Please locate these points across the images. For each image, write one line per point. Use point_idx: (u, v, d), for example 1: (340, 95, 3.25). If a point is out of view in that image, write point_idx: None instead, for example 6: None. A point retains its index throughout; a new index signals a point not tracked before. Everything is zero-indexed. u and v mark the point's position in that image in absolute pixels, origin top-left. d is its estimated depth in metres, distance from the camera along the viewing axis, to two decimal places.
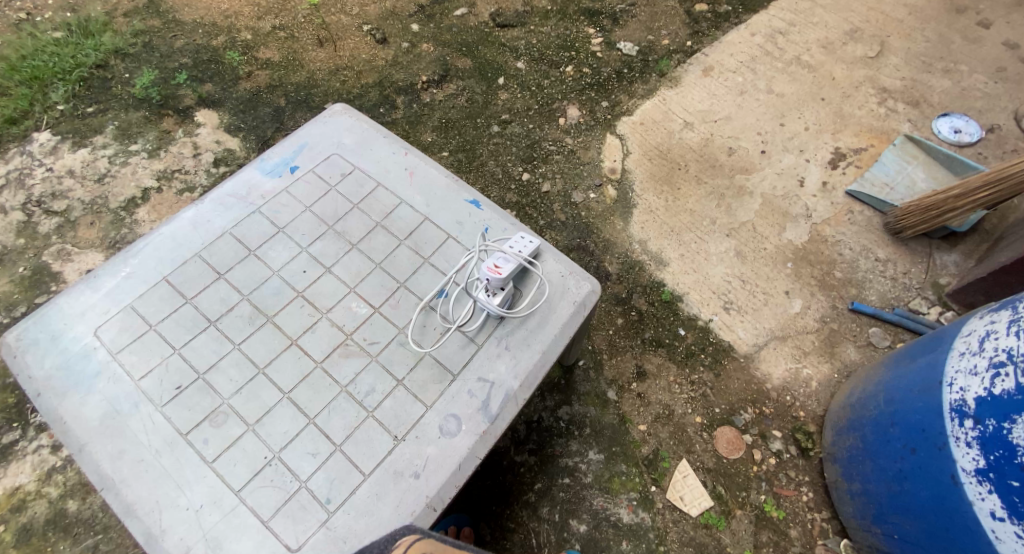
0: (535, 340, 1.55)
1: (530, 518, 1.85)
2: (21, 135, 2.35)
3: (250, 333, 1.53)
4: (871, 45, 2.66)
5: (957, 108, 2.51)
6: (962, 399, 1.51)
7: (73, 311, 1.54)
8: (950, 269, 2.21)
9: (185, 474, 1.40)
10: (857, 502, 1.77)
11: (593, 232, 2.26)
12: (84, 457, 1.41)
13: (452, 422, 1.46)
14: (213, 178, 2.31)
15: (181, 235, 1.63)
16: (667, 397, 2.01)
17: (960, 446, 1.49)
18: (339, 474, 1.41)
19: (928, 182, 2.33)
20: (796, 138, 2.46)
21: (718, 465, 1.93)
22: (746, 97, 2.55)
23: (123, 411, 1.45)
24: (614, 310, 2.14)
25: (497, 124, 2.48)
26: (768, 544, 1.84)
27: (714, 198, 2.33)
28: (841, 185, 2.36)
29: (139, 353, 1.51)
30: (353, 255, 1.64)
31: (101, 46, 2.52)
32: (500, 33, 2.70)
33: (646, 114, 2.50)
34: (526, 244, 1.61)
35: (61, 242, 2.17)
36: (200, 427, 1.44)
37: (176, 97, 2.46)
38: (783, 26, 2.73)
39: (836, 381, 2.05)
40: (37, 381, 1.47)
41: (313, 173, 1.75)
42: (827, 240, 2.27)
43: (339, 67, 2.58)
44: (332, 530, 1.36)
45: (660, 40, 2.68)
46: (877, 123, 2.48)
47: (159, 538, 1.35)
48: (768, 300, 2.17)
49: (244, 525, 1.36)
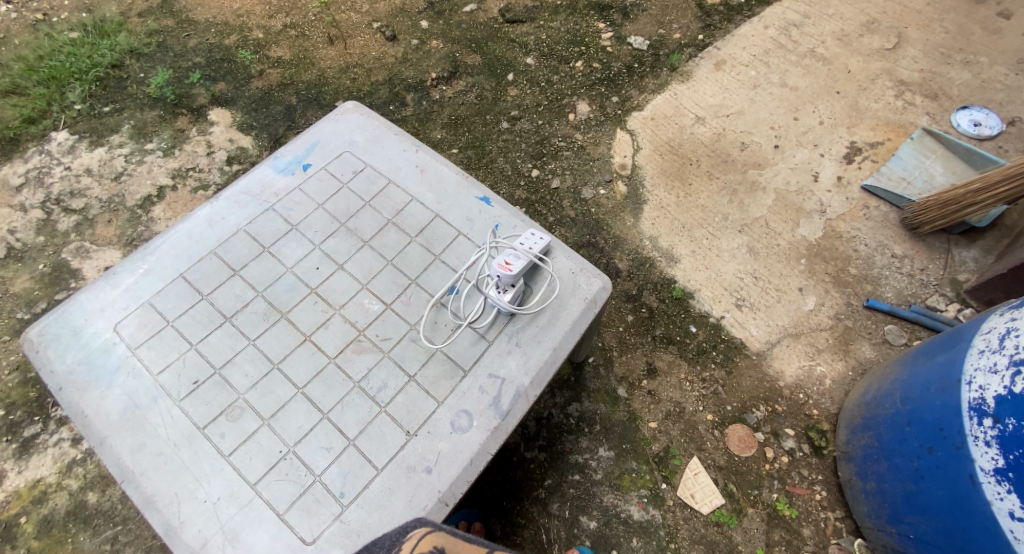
0: (546, 337, 1.55)
1: (541, 514, 1.86)
2: (39, 135, 2.39)
3: (265, 329, 1.55)
4: (888, 36, 2.61)
5: (977, 100, 2.45)
6: (982, 398, 1.48)
7: (93, 307, 1.56)
8: (969, 265, 2.17)
9: (202, 467, 1.42)
10: (872, 502, 1.75)
11: (603, 229, 2.25)
12: (104, 450, 1.44)
13: (463, 418, 1.46)
14: (226, 176, 2.33)
15: (197, 232, 1.66)
16: (677, 394, 2.00)
17: (979, 445, 1.46)
18: (353, 469, 1.42)
19: (947, 177, 2.28)
20: (811, 132, 2.42)
21: (730, 463, 1.91)
22: (759, 91, 2.51)
23: (142, 406, 1.47)
24: (624, 307, 2.13)
25: (506, 120, 2.47)
26: (781, 543, 1.82)
27: (726, 194, 2.31)
28: (856, 180, 2.32)
29: (156, 348, 1.53)
30: (365, 252, 1.65)
31: (116, 46, 2.56)
32: (510, 29, 2.69)
33: (657, 109, 2.48)
34: (537, 240, 1.61)
35: (81, 239, 2.21)
36: (216, 421, 1.46)
37: (190, 96, 2.49)
38: (798, 18, 2.69)
39: (850, 379, 2.02)
40: (59, 376, 1.50)
41: (325, 171, 1.76)
42: (842, 236, 2.23)
43: (349, 65, 2.59)
44: (346, 524, 1.37)
45: (671, 33, 2.65)
46: (894, 116, 2.44)
47: (177, 530, 1.37)
48: (781, 297, 2.14)
49: (260, 519, 1.38)
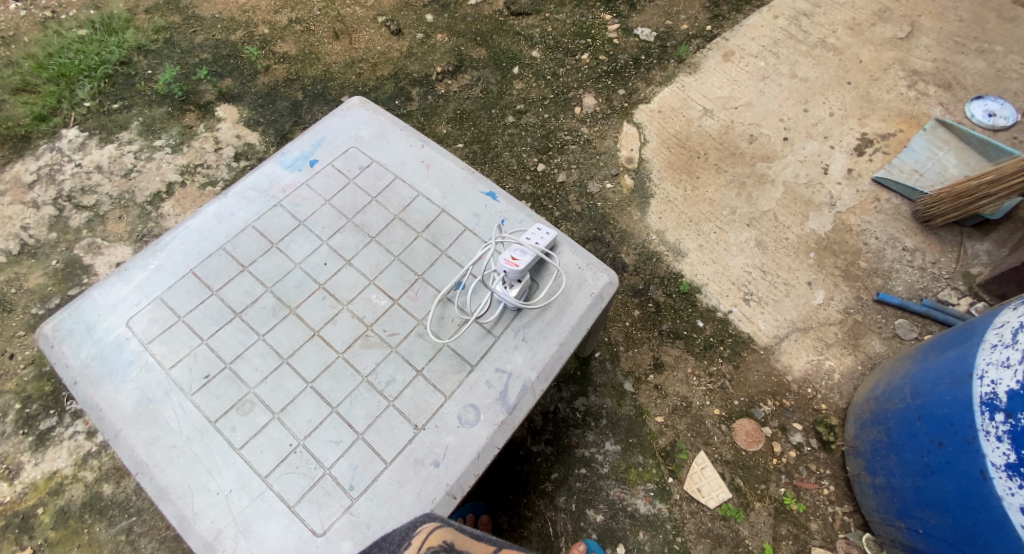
0: (552, 332, 1.55)
1: (547, 507, 1.86)
2: (51, 133, 2.41)
3: (274, 324, 1.56)
4: (901, 26, 2.56)
5: (992, 90, 2.41)
6: (994, 393, 1.46)
7: (107, 302, 1.58)
8: (982, 258, 2.14)
9: (215, 460, 1.44)
10: (880, 496, 1.74)
11: (610, 223, 2.24)
12: (119, 442, 1.46)
13: (471, 412, 1.47)
14: (235, 172, 2.34)
15: (206, 228, 1.67)
16: (684, 389, 2.00)
17: (990, 440, 1.44)
18: (362, 462, 1.43)
19: (960, 168, 2.25)
20: (821, 124, 2.39)
21: (737, 457, 1.91)
22: (768, 83, 2.48)
23: (155, 399, 1.49)
24: (631, 301, 2.12)
25: (512, 114, 2.46)
26: (788, 537, 1.82)
27: (734, 187, 2.29)
28: (867, 172, 2.29)
29: (168, 343, 1.55)
30: (372, 248, 1.65)
31: (124, 43, 2.58)
32: (516, 21, 2.67)
33: (664, 102, 2.45)
34: (543, 235, 1.59)
35: (92, 236, 2.24)
36: (228, 415, 1.48)
37: (198, 92, 2.50)
38: (808, 8, 2.64)
39: (859, 374, 2.00)
40: (74, 370, 1.52)
41: (332, 167, 1.76)
42: (852, 229, 2.21)
43: (355, 60, 2.59)
44: (356, 516, 1.39)
45: (679, 24, 2.62)
46: (907, 107, 2.40)
47: (191, 521, 1.39)
48: (790, 291, 2.12)
49: (271, 510, 1.40)
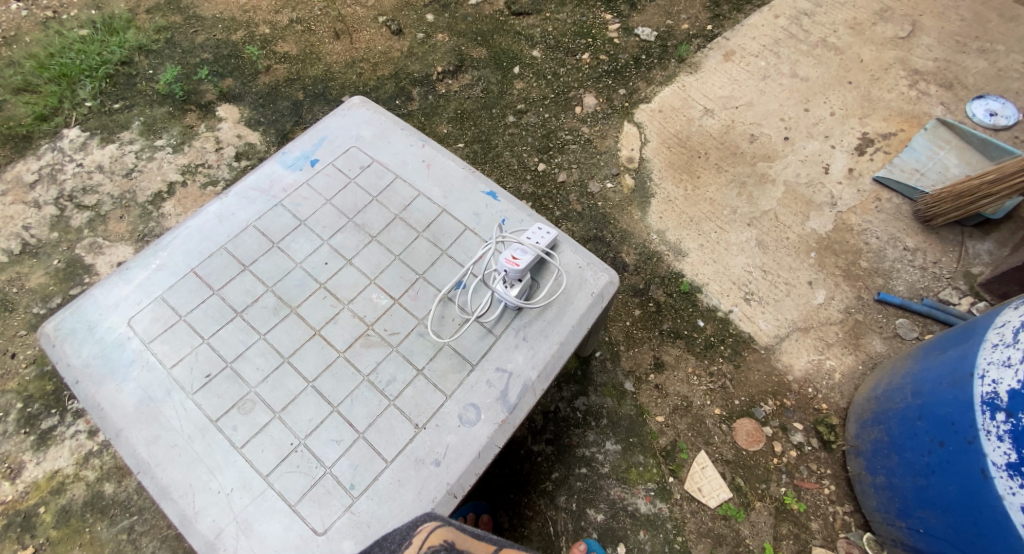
0: (553, 331, 1.55)
1: (548, 507, 1.87)
2: (52, 132, 2.42)
3: (275, 324, 1.57)
4: (902, 25, 2.56)
5: (993, 89, 2.40)
6: (995, 392, 1.46)
7: (108, 302, 1.59)
8: (983, 258, 2.14)
9: (217, 459, 1.44)
10: (881, 496, 1.74)
11: (610, 223, 2.24)
12: (120, 441, 1.46)
13: (471, 411, 1.47)
14: (236, 172, 2.35)
15: (207, 228, 1.67)
16: (685, 389, 1.99)
17: (991, 439, 1.44)
18: (363, 461, 1.43)
19: (961, 168, 2.25)
20: (822, 124, 2.38)
21: (738, 457, 1.91)
22: (769, 82, 2.48)
23: (157, 398, 1.49)
24: (631, 301, 2.12)
25: (513, 114, 2.46)
26: (788, 536, 1.82)
27: (735, 187, 2.29)
28: (868, 171, 2.29)
29: (169, 342, 1.55)
30: (373, 247, 1.66)
31: (125, 43, 2.58)
32: (516, 21, 2.68)
33: (665, 101, 2.45)
34: (544, 235, 1.59)
35: (94, 235, 2.24)
36: (229, 414, 1.48)
37: (198, 92, 2.50)
38: (809, 7, 2.64)
39: (860, 373, 2.00)
40: (75, 369, 1.52)
41: (332, 167, 1.76)
42: (852, 229, 2.21)
43: (356, 59, 2.59)
44: (357, 515, 1.39)
45: (680, 24, 2.62)
46: (907, 106, 2.39)
47: (192, 520, 1.40)
48: (791, 291, 2.12)
49: (272, 509, 1.40)
